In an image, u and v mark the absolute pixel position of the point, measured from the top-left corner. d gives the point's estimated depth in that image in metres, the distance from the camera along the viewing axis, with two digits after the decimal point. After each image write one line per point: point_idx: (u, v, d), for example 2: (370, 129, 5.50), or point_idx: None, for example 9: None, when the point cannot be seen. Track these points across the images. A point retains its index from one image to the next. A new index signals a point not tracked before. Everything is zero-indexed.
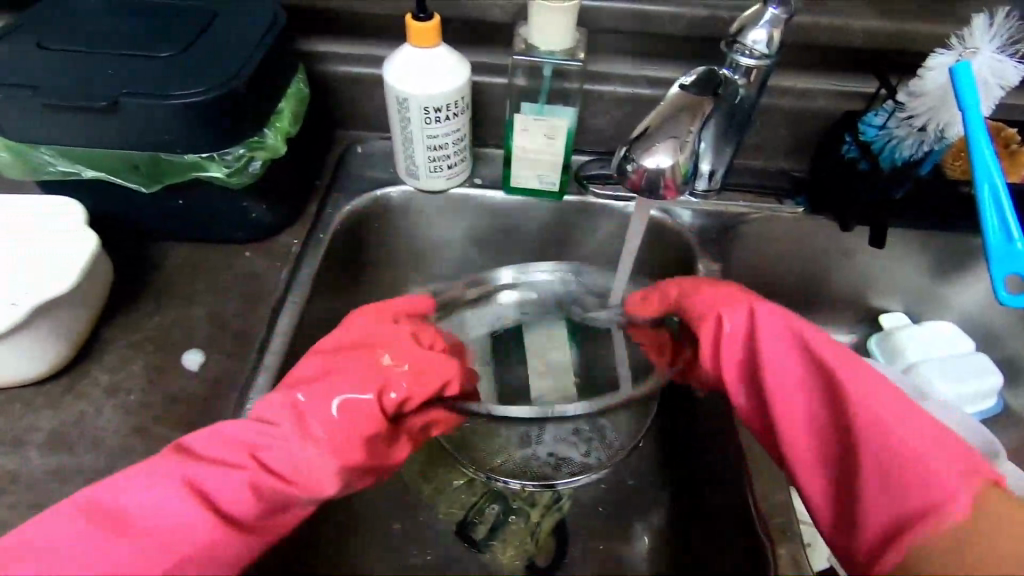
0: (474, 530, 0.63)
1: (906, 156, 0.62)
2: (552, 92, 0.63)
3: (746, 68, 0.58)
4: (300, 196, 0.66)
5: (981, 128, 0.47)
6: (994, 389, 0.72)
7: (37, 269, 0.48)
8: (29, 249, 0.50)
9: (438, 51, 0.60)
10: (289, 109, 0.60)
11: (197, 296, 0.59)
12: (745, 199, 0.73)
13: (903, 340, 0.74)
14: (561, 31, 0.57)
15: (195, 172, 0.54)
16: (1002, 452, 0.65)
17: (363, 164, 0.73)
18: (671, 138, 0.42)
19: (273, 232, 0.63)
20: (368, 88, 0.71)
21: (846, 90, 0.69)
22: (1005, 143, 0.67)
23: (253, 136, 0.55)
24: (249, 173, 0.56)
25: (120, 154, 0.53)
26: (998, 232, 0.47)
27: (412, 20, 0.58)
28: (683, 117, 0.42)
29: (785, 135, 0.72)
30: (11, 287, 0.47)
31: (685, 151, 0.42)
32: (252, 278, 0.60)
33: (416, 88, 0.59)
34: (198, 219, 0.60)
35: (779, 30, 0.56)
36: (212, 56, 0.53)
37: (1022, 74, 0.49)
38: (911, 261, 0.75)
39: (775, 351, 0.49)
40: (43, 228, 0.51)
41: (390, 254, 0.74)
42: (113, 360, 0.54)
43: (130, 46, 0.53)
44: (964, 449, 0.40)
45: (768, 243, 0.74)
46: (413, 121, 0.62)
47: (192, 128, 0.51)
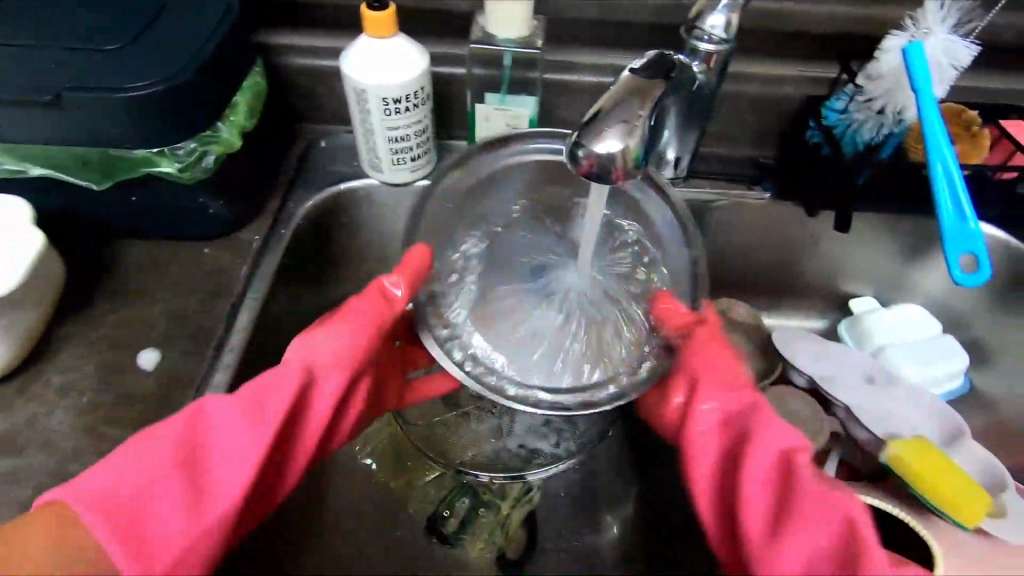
0: (444, 524, 0.62)
1: (867, 139, 0.63)
2: (513, 82, 0.62)
3: (705, 54, 0.58)
4: (261, 191, 0.65)
5: (933, 109, 0.48)
6: (962, 371, 0.72)
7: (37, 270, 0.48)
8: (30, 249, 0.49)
9: (395, 41, 0.59)
10: (244, 103, 0.59)
11: (153, 294, 0.57)
12: (712, 186, 0.72)
13: (872, 324, 0.74)
14: (518, 18, 0.56)
15: (146, 168, 0.53)
16: (969, 433, 0.65)
17: (326, 159, 0.72)
18: (621, 122, 0.41)
19: (232, 228, 0.62)
20: (329, 81, 0.70)
21: (809, 75, 0.68)
22: (968, 125, 0.67)
23: (206, 130, 0.54)
24: (202, 168, 0.55)
25: (67, 149, 0.52)
26: (952, 212, 0.47)
27: (367, 10, 0.57)
28: (634, 101, 0.42)
29: (751, 121, 0.72)
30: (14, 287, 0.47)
31: (636, 135, 0.42)
32: (211, 275, 0.59)
33: (373, 79, 0.59)
34: (154, 216, 0.59)
35: (737, 16, 0.56)
36: (160, 48, 0.52)
37: (974, 54, 0.49)
38: (878, 246, 0.75)
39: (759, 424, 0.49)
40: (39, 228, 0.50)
41: (356, 249, 0.73)
42: (67, 360, 0.52)
43: (76, 39, 0.52)
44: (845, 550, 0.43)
45: (736, 230, 0.74)
46: (373, 113, 0.61)
47: (140, 122, 0.50)
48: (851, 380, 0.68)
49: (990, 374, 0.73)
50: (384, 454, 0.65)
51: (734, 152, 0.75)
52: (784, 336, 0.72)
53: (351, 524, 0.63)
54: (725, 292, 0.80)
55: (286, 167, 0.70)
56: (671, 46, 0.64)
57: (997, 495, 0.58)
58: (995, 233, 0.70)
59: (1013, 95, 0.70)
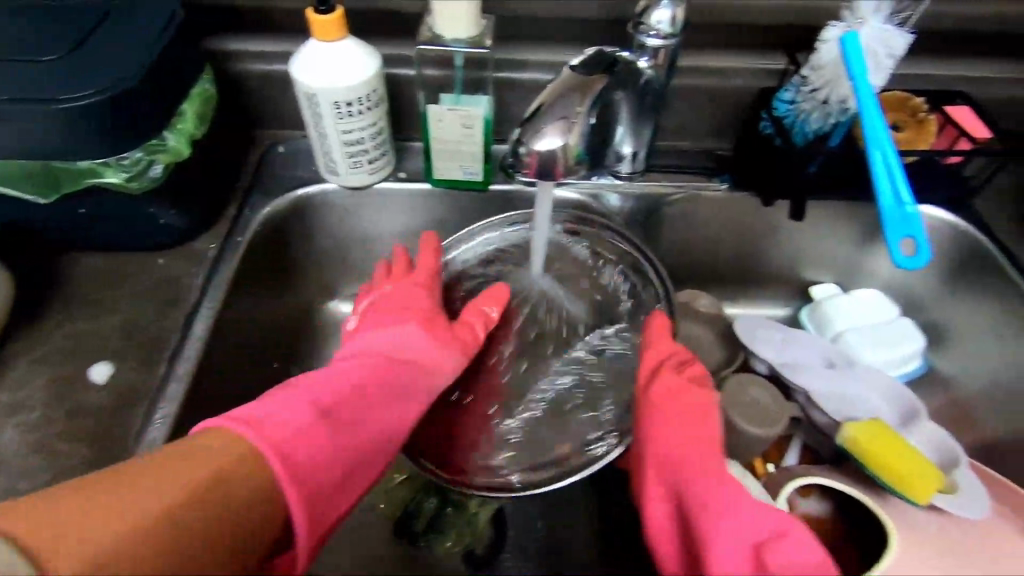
0: (412, 525, 0.62)
1: (816, 129, 0.64)
2: (466, 82, 0.63)
3: (653, 48, 0.58)
4: (217, 199, 0.64)
5: (871, 98, 0.49)
6: (919, 352, 0.74)
7: None
8: None
9: (344, 43, 0.59)
10: (193, 110, 0.58)
11: (107, 306, 0.57)
12: (671, 179, 0.73)
13: (831, 311, 0.76)
14: (463, 18, 0.56)
15: (91, 179, 0.53)
16: (925, 413, 0.67)
17: (284, 164, 0.71)
18: (561, 118, 0.42)
19: (187, 237, 0.61)
20: (283, 86, 0.70)
21: (759, 67, 0.70)
22: (913, 113, 0.68)
23: (152, 139, 0.54)
24: (150, 178, 0.54)
25: (8, 163, 0.51)
26: (892, 199, 0.48)
27: (314, 14, 0.57)
28: (574, 96, 0.42)
29: (706, 114, 0.73)
30: None
31: (575, 131, 0.42)
32: (165, 285, 0.58)
33: (322, 83, 0.58)
34: (104, 227, 0.58)
35: (682, 10, 0.57)
36: (101, 58, 0.51)
37: (909, 42, 0.50)
38: (835, 233, 0.76)
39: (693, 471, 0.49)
40: None
41: (318, 254, 0.73)
42: (17, 376, 0.52)
43: (13, 51, 0.51)
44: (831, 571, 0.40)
45: (695, 223, 0.75)
46: (325, 117, 0.61)
47: (82, 132, 0.49)
48: (811, 366, 0.70)
49: (946, 355, 0.75)
50: None
51: (691, 145, 0.76)
52: (746, 326, 0.73)
53: None
54: (689, 284, 0.81)
55: (243, 174, 0.69)
56: (621, 41, 0.65)
57: (950, 471, 0.60)
58: (943, 216, 0.72)
59: (958, 80, 0.72)
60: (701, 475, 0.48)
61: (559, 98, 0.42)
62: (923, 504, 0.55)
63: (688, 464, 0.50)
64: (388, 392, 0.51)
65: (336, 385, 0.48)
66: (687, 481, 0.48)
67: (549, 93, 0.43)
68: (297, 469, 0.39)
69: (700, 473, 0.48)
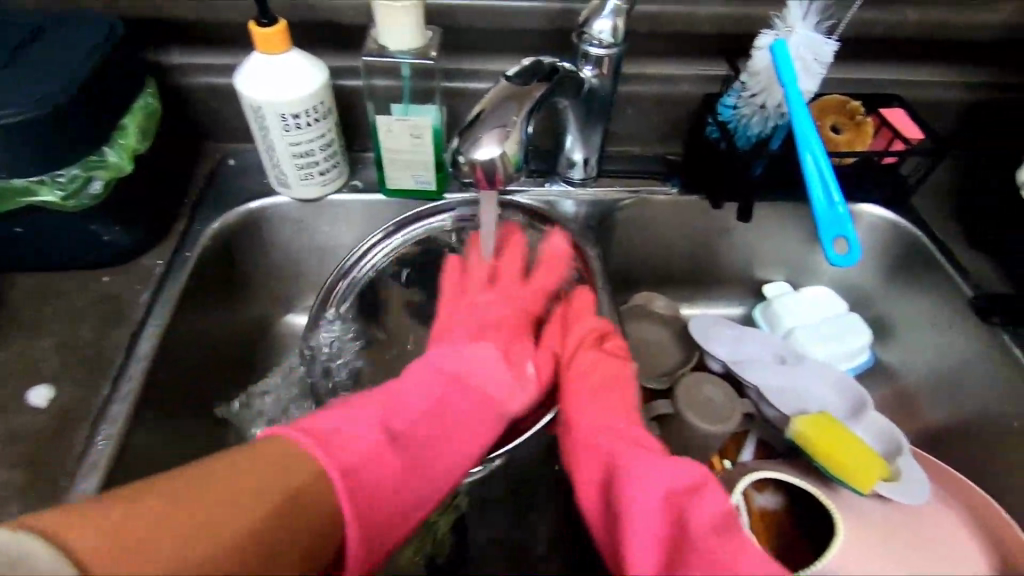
0: None
1: (757, 133, 0.66)
2: (415, 92, 0.63)
3: (597, 58, 0.60)
4: (165, 214, 0.63)
5: (800, 103, 0.51)
6: (865, 345, 0.76)
7: None
8: None
9: (289, 56, 0.59)
10: (135, 125, 0.57)
11: (47, 327, 0.55)
12: (623, 184, 0.75)
13: (782, 308, 0.78)
14: (407, 30, 0.57)
15: (26, 198, 0.52)
16: (872, 404, 0.69)
17: (235, 177, 0.70)
18: (498, 128, 0.43)
19: (133, 254, 0.60)
20: (232, 99, 0.69)
21: (703, 74, 0.72)
22: (851, 115, 0.71)
23: (91, 155, 0.53)
24: (89, 195, 0.53)
25: None
26: (823, 199, 0.50)
27: (257, 27, 0.57)
28: (510, 106, 0.43)
29: (655, 120, 0.75)
30: None
31: (513, 140, 0.43)
32: (110, 304, 0.57)
33: (268, 96, 0.58)
34: (43, 246, 0.56)
35: (623, 20, 0.58)
36: (34, 74, 0.50)
37: (834, 50, 0.52)
38: (783, 233, 0.79)
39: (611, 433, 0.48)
40: None
41: (273, 268, 0.72)
42: None
43: None
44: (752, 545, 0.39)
45: (648, 226, 0.76)
46: (272, 129, 0.60)
47: (14, 151, 0.48)
48: (762, 361, 0.71)
49: (891, 347, 0.78)
50: None
51: (642, 150, 0.78)
52: (700, 325, 0.74)
53: None
54: (646, 287, 0.83)
55: (192, 189, 0.68)
56: (568, 51, 0.66)
57: (894, 460, 0.62)
58: (882, 213, 0.75)
59: (891, 84, 0.75)
60: (609, 436, 0.48)
61: (497, 106, 0.43)
62: (867, 492, 0.57)
63: (602, 425, 0.49)
64: (460, 418, 0.46)
65: (410, 408, 0.44)
66: (597, 441, 0.48)
67: (488, 99, 0.44)
68: (357, 477, 0.37)
69: (608, 436, 0.48)
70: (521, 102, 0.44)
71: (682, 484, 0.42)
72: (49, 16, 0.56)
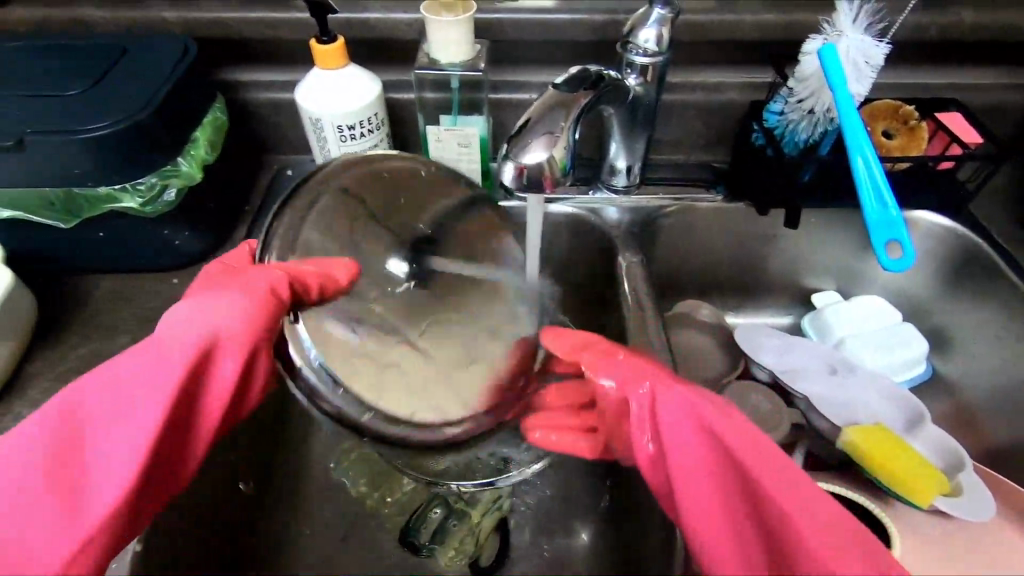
0: (416, 534, 0.62)
1: (805, 138, 0.65)
2: (463, 103, 0.65)
3: (642, 66, 0.61)
4: (229, 221, 0.67)
5: (850, 106, 0.50)
6: (922, 357, 0.73)
7: None
8: None
9: (346, 71, 0.62)
10: (205, 137, 0.62)
11: (122, 326, 0.59)
12: (666, 192, 0.75)
13: (831, 317, 0.76)
14: (458, 43, 0.59)
15: (109, 204, 0.56)
16: (930, 418, 0.66)
17: (292, 187, 0.74)
18: (546, 134, 0.44)
19: (199, 258, 0.64)
20: (291, 113, 0.73)
21: (748, 81, 0.72)
22: (904, 120, 0.68)
23: (166, 165, 0.57)
24: (163, 202, 0.58)
25: (33, 191, 0.54)
26: (875, 203, 0.49)
27: (317, 43, 0.60)
28: (559, 113, 0.45)
29: (698, 128, 0.75)
30: None
31: (560, 145, 0.44)
32: (178, 305, 0.61)
33: (326, 108, 0.61)
34: (120, 249, 0.61)
35: (668, 28, 0.59)
36: (118, 92, 0.55)
37: (886, 53, 0.52)
38: (832, 240, 0.77)
39: (686, 423, 0.46)
40: None
41: None
42: (37, 393, 0.54)
43: (39, 87, 0.55)
44: (842, 525, 0.41)
45: (691, 233, 0.76)
46: (329, 140, 0.64)
47: (101, 160, 0.53)
48: (812, 372, 0.70)
49: (951, 360, 0.75)
50: (357, 471, 0.67)
51: (685, 158, 0.78)
52: (744, 334, 0.74)
53: (327, 541, 0.64)
54: (689, 296, 0.82)
55: (253, 198, 0.72)
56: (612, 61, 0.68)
57: (954, 475, 0.59)
58: (939, 220, 0.73)
59: (947, 88, 0.73)
60: (699, 468, 0.45)
61: (547, 113, 0.45)
62: (925, 506, 0.55)
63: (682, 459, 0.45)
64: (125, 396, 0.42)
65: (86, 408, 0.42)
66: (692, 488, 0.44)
67: (541, 106, 0.45)
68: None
69: (693, 466, 0.45)
70: (570, 108, 0.45)
71: (730, 433, 0.45)
72: (133, 39, 0.61)
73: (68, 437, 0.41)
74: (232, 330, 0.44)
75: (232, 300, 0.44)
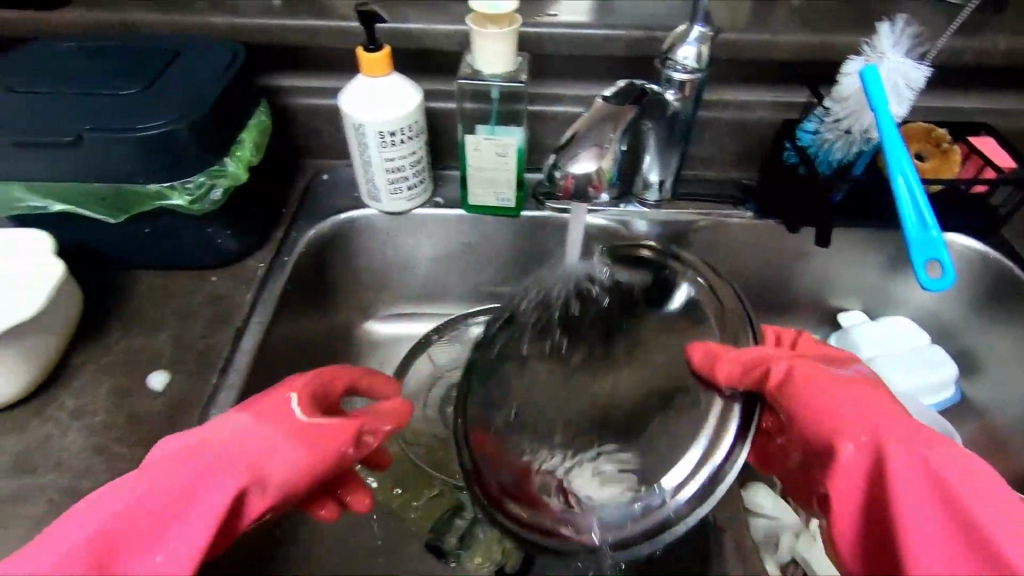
0: (443, 541, 0.64)
1: (839, 158, 0.66)
2: (501, 114, 0.67)
3: (679, 82, 0.62)
4: (268, 222, 0.69)
5: (893, 127, 0.51)
6: (951, 379, 0.73)
7: (22, 294, 0.50)
8: (15, 276, 0.52)
9: (390, 79, 0.63)
10: (250, 139, 0.63)
11: (163, 321, 0.60)
12: (697, 207, 0.76)
13: (859, 337, 0.76)
14: (501, 55, 0.60)
15: (158, 201, 0.57)
16: (960, 441, 0.66)
17: (328, 191, 0.76)
18: (594, 145, 0.45)
19: (239, 257, 0.65)
20: (330, 119, 0.75)
21: (781, 101, 0.73)
22: (937, 142, 0.69)
23: (214, 165, 0.58)
24: (210, 201, 0.59)
25: (87, 186, 0.56)
26: (916, 223, 0.50)
27: (364, 52, 0.62)
28: (607, 124, 0.45)
29: (730, 145, 0.76)
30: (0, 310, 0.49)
31: (608, 157, 0.45)
32: (218, 302, 0.62)
33: (369, 115, 0.63)
34: (164, 246, 0.62)
35: (707, 46, 0.60)
36: (171, 93, 0.57)
37: (926, 76, 0.53)
38: (862, 261, 0.77)
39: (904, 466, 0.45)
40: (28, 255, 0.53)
41: (357, 276, 0.76)
42: (80, 383, 0.55)
43: (96, 86, 0.57)
44: None
45: (721, 248, 0.76)
46: (370, 145, 0.65)
47: (154, 158, 0.54)
48: None
49: (982, 385, 0.74)
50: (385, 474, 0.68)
51: (716, 174, 0.79)
52: None
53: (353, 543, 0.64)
54: None
55: (290, 200, 0.73)
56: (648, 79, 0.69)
57: None
58: (970, 243, 0.72)
59: (978, 112, 0.73)
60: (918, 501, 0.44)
61: (591, 123, 0.45)
62: None
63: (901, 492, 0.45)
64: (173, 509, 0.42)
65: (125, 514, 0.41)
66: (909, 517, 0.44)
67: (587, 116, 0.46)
68: None
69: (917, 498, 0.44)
70: (615, 120, 0.46)
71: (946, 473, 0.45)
72: (185, 43, 0.63)
73: (116, 545, 0.40)
74: (278, 471, 0.45)
75: (316, 427, 0.48)
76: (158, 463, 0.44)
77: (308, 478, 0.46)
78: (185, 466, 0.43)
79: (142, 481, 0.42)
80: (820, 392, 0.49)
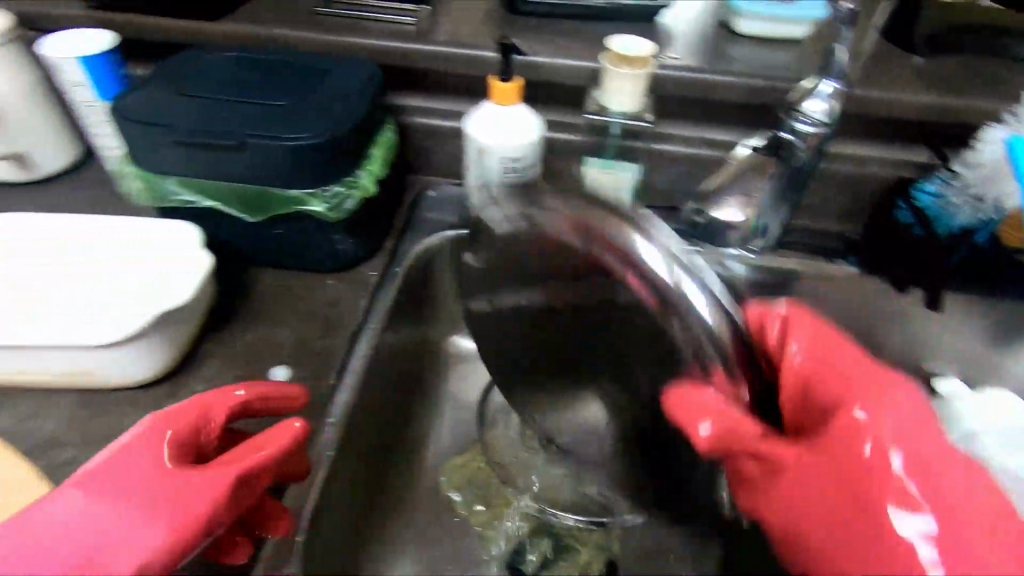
0: (523, 563, 0.64)
1: (962, 223, 0.67)
2: (617, 150, 0.68)
3: (805, 134, 0.61)
4: (382, 232, 0.72)
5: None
6: None
7: (168, 282, 0.54)
8: (162, 264, 0.55)
9: (518, 109, 0.66)
10: (380, 154, 0.67)
11: (284, 318, 0.63)
12: (800, 257, 0.75)
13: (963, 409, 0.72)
14: (632, 94, 0.62)
15: (297, 206, 0.61)
16: None
17: (435, 208, 0.79)
18: None
19: (355, 264, 0.68)
20: (445, 140, 0.78)
21: (896, 158, 0.72)
22: None
23: (350, 176, 0.62)
24: (343, 209, 0.62)
25: (237, 186, 0.60)
26: None
27: (497, 82, 0.65)
28: None
29: (837, 197, 0.75)
30: (154, 295, 0.52)
31: None
32: (334, 306, 0.65)
33: (495, 141, 0.65)
34: (291, 247, 0.66)
35: (837, 101, 0.60)
36: (321, 107, 0.61)
37: None
38: (970, 328, 0.75)
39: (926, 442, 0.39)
40: (174, 246, 0.56)
41: (454, 292, 0.79)
42: (209, 370, 0.58)
43: (254, 96, 0.61)
44: None
45: (821, 300, 0.75)
46: (490, 170, 0.67)
47: (302, 165, 0.58)
48: None
49: None
50: (468, 489, 0.69)
51: (819, 225, 0.78)
52: None
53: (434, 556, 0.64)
54: None
55: (401, 213, 0.77)
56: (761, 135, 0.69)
57: None
58: None
59: None
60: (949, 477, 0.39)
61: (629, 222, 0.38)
62: None
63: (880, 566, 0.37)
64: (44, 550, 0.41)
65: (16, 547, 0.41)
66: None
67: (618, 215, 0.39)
68: None
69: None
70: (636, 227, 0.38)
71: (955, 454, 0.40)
72: (330, 62, 0.68)
73: None
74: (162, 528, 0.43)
75: (191, 483, 0.44)
76: (53, 500, 0.43)
77: (173, 554, 0.43)
78: (83, 510, 0.43)
79: (30, 518, 0.42)
80: (810, 451, 0.39)
